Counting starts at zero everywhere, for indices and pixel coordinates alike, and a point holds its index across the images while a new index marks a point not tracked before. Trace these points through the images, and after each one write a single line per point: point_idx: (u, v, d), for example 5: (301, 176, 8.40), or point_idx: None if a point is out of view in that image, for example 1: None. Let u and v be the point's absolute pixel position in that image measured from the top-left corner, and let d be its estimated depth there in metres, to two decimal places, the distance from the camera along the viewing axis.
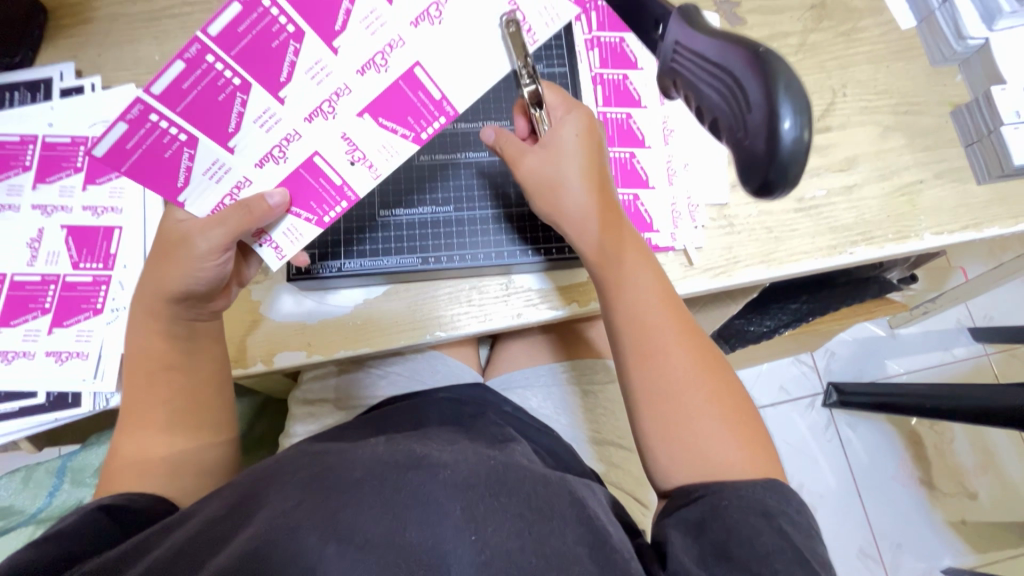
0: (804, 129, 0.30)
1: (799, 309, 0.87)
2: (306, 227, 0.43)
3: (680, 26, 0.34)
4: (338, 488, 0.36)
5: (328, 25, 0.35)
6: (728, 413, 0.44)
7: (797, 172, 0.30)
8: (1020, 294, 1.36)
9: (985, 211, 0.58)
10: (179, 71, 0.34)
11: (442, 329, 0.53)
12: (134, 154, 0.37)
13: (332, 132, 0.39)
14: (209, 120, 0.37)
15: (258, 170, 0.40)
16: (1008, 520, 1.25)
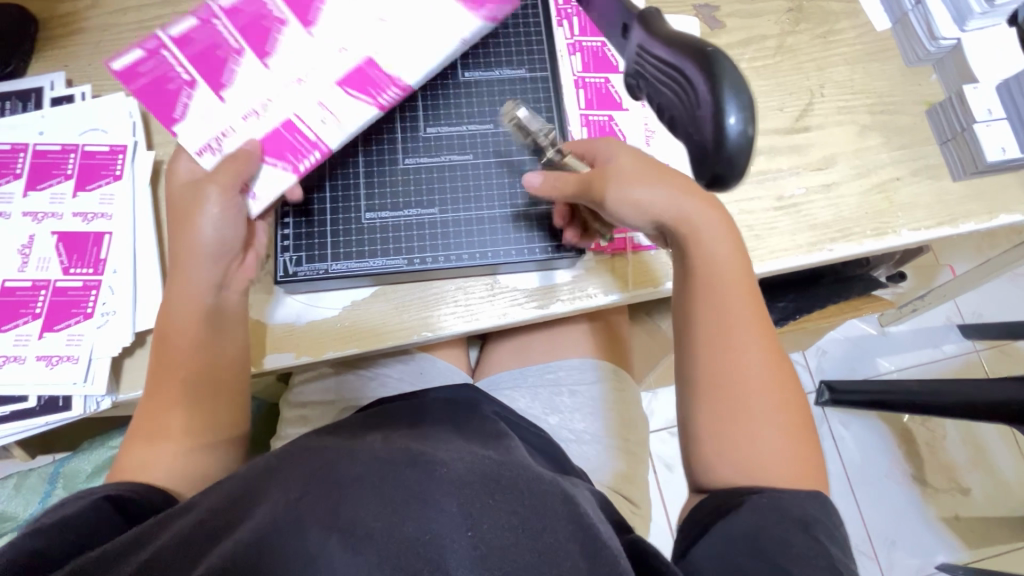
0: (749, 125, 0.33)
1: (786, 308, 0.88)
2: (281, 176, 0.48)
3: (640, 29, 0.37)
4: (340, 486, 0.37)
5: (303, 16, 0.49)
6: (789, 412, 0.45)
7: (742, 163, 0.33)
8: (1008, 291, 1.37)
9: (961, 207, 0.59)
10: (192, 24, 0.48)
11: (429, 329, 0.54)
12: (144, 78, 0.47)
13: (309, 96, 0.48)
14: (208, 70, 0.47)
15: (244, 121, 0.48)
16: (1001, 515, 1.26)
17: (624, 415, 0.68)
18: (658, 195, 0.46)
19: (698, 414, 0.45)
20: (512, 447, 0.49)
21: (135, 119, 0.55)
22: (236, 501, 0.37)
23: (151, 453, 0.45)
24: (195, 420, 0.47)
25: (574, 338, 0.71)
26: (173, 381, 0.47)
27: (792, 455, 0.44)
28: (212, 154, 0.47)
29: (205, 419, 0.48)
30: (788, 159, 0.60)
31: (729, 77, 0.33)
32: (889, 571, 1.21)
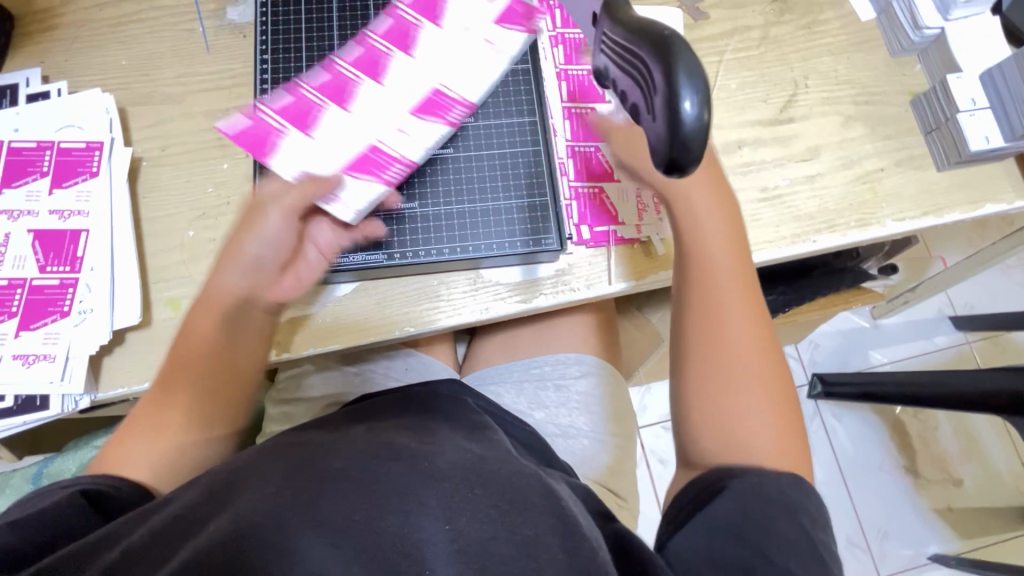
0: (705, 107, 0.31)
1: (775, 301, 0.88)
2: (369, 191, 0.51)
3: (605, 15, 0.37)
4: (317, 480, 0.37)
5: (376, 67, 0.53)
6: (777, 391, 0.45)
7: (700, 148, 0.31)
8: (1000, 282, 1.37)
9: (945, 197, 0.59)
10: (287, 97, 0.53)
11: (411, 324, 0.54)
12: (251, 137, 0.52)
13: (391, 126, 0.52)
14: (302, 119, 0.52)
15: (335, 152, 0.51)
16: (993, 505, 1.27)
17: (610, 409, 0.68)
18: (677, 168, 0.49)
19: (688, 398, 0.45)
20: (499, 438, 0.50)
21: (111, 115, 0.55)
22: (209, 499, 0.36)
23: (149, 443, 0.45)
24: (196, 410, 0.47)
25: (560, 332, 0.70)
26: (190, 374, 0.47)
27: (787, 442, 0.43)
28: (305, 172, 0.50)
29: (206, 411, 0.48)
30: (771, 151, 0.60)
31: (685, 56, 0.31)
32: (882, 562, 1.21)
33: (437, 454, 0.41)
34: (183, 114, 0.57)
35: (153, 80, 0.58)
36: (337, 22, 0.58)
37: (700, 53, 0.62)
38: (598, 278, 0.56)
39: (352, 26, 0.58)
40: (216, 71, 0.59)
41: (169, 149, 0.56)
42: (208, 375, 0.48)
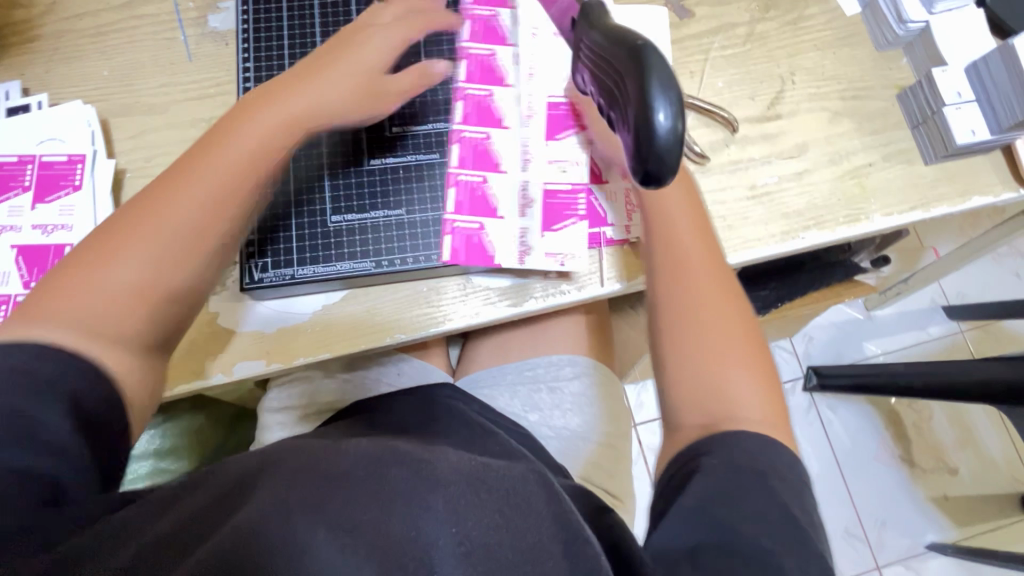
0: (678, 117, 0.31)
1: (768, 296, 0.88)
2: (577, 227, 0.55)
3: (591, 23, 0.37)
4: (325, 475, 0.35)
5: (493, 118, 0.57)
6: (755, 369, 0.46)
7: (675, 158, 0.31)
8: (992, 271, 1.38)
9: (933, 190, 0.59)
10: (450, 193, 0.55)
11: (401, 331, 0.53)
12: (462, 251, 0.54)
13: (542, 161, 0.56)
14: (482, 208, 0.55)
15: (523, 216, 0.55)
16: (988, 492, 1.28)
17: (604, 409, 0.68)
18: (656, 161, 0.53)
19: (671, 368, 0.47)
20: (501, 447, 0.52)
21: (93, 127, 0.54)
22: (221, 485, 0.35)
23: (153, 274, 0.41)
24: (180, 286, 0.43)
25: (553, 333, 0.70)
26: (189, 237, 0.43)
27: (763, 420, 0.44)
28: (526, 253, 0.54)
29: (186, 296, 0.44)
30: (760, 148, 0.60)
31: (660, 69, 0.31)
32: (879, 551, 1.23)
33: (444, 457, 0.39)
34: (166, 124, 0.57)
35: (135, 90, 0.57)
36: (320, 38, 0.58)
37: (686, 51, 0.62)
38: (590, 279, 0.56)
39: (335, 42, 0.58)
40: (199, 80, 0.58)
41: (153, 160, 0.56)
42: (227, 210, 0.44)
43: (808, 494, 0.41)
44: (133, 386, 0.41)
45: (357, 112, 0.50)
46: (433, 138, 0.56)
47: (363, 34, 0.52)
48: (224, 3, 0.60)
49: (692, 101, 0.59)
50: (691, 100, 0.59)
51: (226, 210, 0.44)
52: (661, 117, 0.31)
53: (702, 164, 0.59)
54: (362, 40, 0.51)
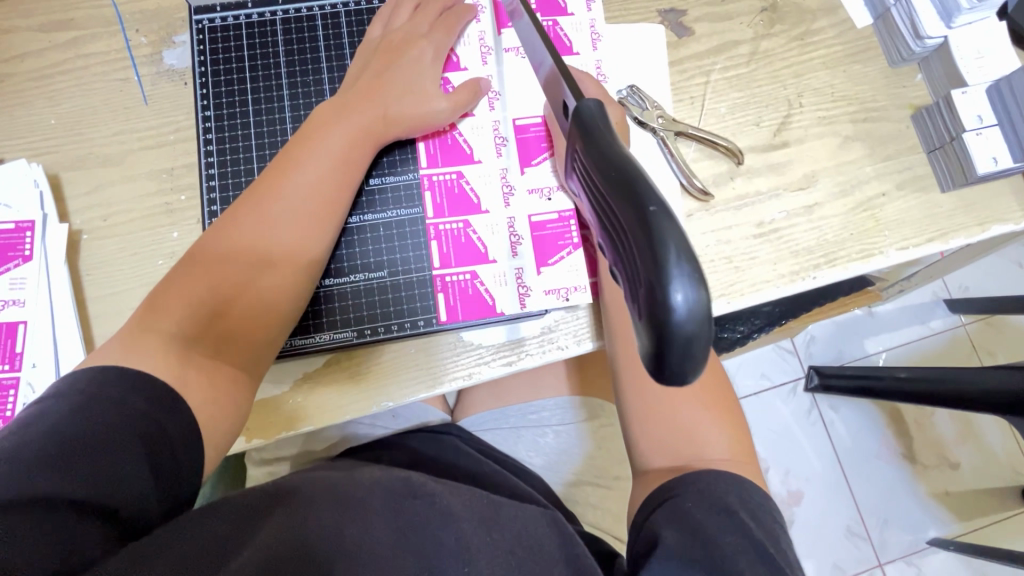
0: (704, 304, 0.22)
1: (772, 313, 0.84)
2: (575, 255, 0.51)
3: (577, 137, 0.28)
4: (348, 504, 0.39)
5: (462, 153, 0.52)
6: (719, 410, 0.48)
7: (702, 356, 0.22)
8: (1001, 264, 1.33)
9: (950, 220, 0.56)
10: (434, 244, 0.51)
11: (390, 399, 0.50)
12: (459, 304, 0.50)
13: (524, 193, 0.52)
14: (471, 255, 0.51)
15: (514, 257, 0.51)
16: (993, 488, 1.22)
17: (609, 453, 0.65)
18: None
19: (637, 417, 0.48)
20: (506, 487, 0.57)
21: (41, 189, 0.50)
22: (240, 514, 0.36)
23: (247, 280, 0.42)
24: (268, 320, 0.43)
25: (551, 373, 0.67)
26: (273, 273, 0.43)
27: (731, 458, 0.46)
28: (523, 295, 0.51)
29: (275, 328, 0.44)
30: (766, 180, 0.56)
31: (676, 237, 0.22)
32: (882, 551, 1.19)
33: (455, 494, 0.43)
34: (123, 177, 0.52)
35: (86, 141, 0.53)
36: (287, 76, 0.53)
37: (685, 74, 0.58)
38: (585, 333, 0.51)
39: (303, 84, 0.53)
40: (157, 125, 0.53)
41: (110, 218, 0.51)
42: (326, 220, 0.45)
43: (776, 526, 0.41)
44: (209, 418, 0.39)
45: (427, 114, 0.50)
46: (403, 191, 0.52)
47: (414, 46, 0.51)
48: (179, 37, 0.54)
49: (693, 131, 0.55)
50: (691, 130, 0.55)
51: (326, 219, 0.45)
52: (680, 302, 0.21)
53: (705, 202, 0.55)
54: (417, 54, 0.50)
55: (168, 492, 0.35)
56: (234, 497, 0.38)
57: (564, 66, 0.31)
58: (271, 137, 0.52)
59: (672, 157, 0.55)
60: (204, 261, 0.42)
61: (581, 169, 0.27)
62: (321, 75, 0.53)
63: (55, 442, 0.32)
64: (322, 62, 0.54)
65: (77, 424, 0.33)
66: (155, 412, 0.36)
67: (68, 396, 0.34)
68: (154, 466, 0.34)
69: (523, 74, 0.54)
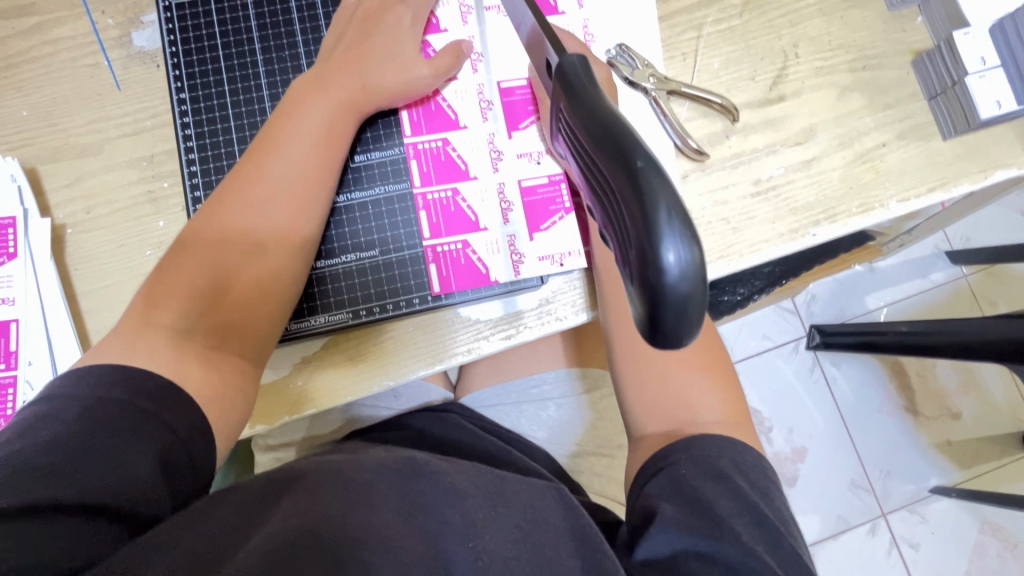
0: (699, 263, 0.21)
1: (772, 273, 0.83)
2: (567, 220, 0.50)
3: (561, 96, 0.26)
4: (349, 487, 0.39)
5: (448, 121, 0.51)
6: (713, 369, 0.48)
7: (699, 318, 0.22)
8: (1003, 212, 1.31)
9: (952, 168, 0.54)
10: (423, 215, 0.50)
11: (389, 377, 0.49)
12: (453, 276, 0.50)
13: (513, 159, 0.51)
14: (461, 225, 0.50)
15: (506, 225, 0.50)
16: (994, 435, 1.24)
17: (612, 421, 0.65)
18: None
19: (634, 386, 0.48)
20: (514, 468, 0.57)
21: (20, 183, 0.49)
22: (247, 503, 0.36)
23: (236, 268, 0.41)
24: (265, 305, 0.42)
25: (551, 346, 0.67)
26: (266, 258, 0.42)
27: (728, 419, 0.46)
28: (518, 263, 0.50)
29: (273, 314, 0.43)
30: (763, 137, 0.54)
31: (667, 194, 0.21)
32: (885, 501, 1.20)
33: (460, 471, 0.43)
34: (102, 167, 0.51)
35: (60, 131, 0.51)
36: (261, 52, 0.51)
37: (676, 29, 0.55)
38: (584, 301, 0.51)
39: (279, 60, 0.51)
40: (132, 112, 0.52)
41: (94, 210, 0.50)
42: (312, 202, 0.44)
43: (772, 489, 0.41)
44: (220, 413, 0.39)
45: (411, 83, 0.48)
46: (389, 166, 0.50)
47: (392, 12, 0.49)
48: (147, 16, 0.52)
49: (686, 89, 0.53)
50: (685, 88, 0.53)
51: (311, 199, 0.44)
52: (673, 264, 0.20)
53: (701, 162, 0.53)
54: (395, 20, 0.49)
55: (174, 487, 0.35)
56: (244, 485, 0.38)
57: (547, 24, 0.30)
58: (249, 117, 0.51)
59: (666, 118, 0.53)
60: (188, 250, 0.41)
61: (568, 128, 0.26)
62: (298, 49, 0.51)
63: (61, 446, 0.32)
64: (297, 34, 0.52)
65: (80, 428, 0.33)
66: (161, 409, 0.35)
67: (72, 398, 0.34)
68: (160, 463, 0.34)
69: (506, 33, 0.51)
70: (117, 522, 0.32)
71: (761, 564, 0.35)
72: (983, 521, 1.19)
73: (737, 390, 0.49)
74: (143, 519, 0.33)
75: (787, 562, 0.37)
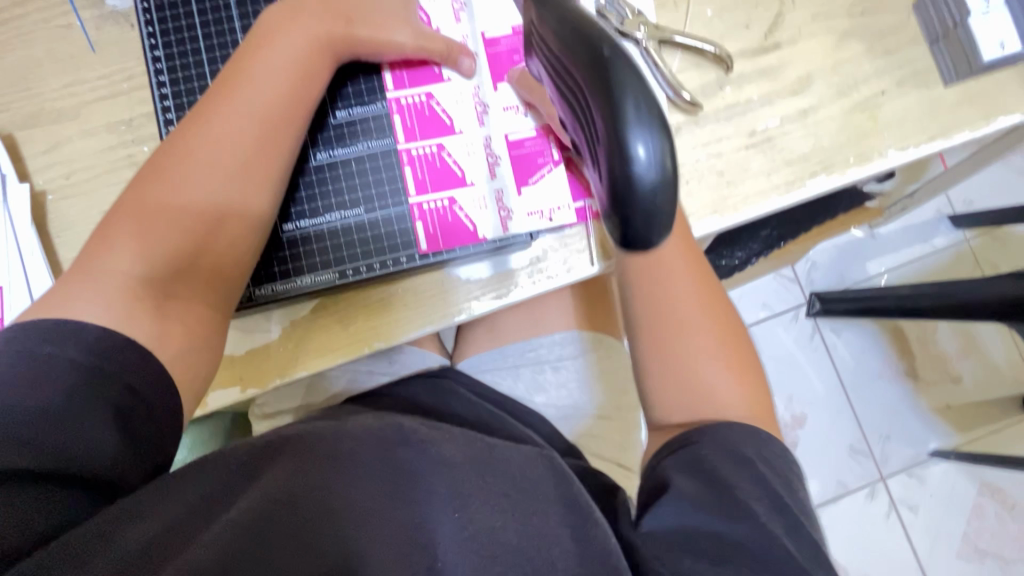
0: (661, 155, 0.31)
1: (770, 236, 0.81)
2: (554, 173, 0.49)
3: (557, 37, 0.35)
4: (327, 456, 0.38)
5: (432, 74, 0.49)
6: (740, 368, 0.45)
7: (666, 197, 0.31)
8: (1007, 174, 1.29)
9: (953, 115, 0.53)
10: (408, 171, 0.49)
11: (381, 339, 0.49)
12: (439, 233, 0.49)
13: (499, 111, 0.49)
14: (447, 180, 0.49)
15: (492, 180, 0.49)
16: (994, 397, 1.23)
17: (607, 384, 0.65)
18: None
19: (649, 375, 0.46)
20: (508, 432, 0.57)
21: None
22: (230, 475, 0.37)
23: (200, 207, 0.41)
24: (230, 250, 0.42)
25: (547, 309, 0.67)
26: (229, 214, 0.42)
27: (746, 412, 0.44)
28: (507, 218, 0.49)
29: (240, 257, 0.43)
30: (758, 87, 0.53)
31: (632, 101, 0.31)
32: (884, 464, 1.21)
33: (448, 438, 0.43)
34: (80, 131, 0.50)
35: (34, 95, 0.50)
36: (238, 7, 0.50)
37: None
38: (577, 259, 0.50)
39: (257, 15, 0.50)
40: (107, 74, 0.50)
41: (74, 175, 0.49)
42: (278, 146, 0.43)
43: (796, 483, 0.40)
44: (186, 369, 0.39)
45: (388, 35, 0.46)
46: (372, 121, 0.49)
47: None
48: None
49: (678, 38, 0.51)
50: (677, 37, 0.51)
51: (279, 142, 0.43)
52: (642, 153, 0.30)
53: (693, 113, 0.52)
54: None
55: (141, 455, 0.35)
56: (228, 450, 0.39)
57: None
58: None
59: (657, 69, 0.51)
60: (148, 186, 0.40)
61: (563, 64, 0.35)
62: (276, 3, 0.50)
63: (26, 414, 0.32)
64: None
65: (38, 390, 0.32)
66: (122, 372, 0.35)
67: (26, 358, 0.33)
68: (124, 430, 0.34)
69: None
70: (86, 490, 0.33)
71: (781, 551, 0.35)
72: (982, 483, 1.20)
73: (764, 394, 0.46)
74: (115, 484, 0.34)
75: (807, 549, 0.36)
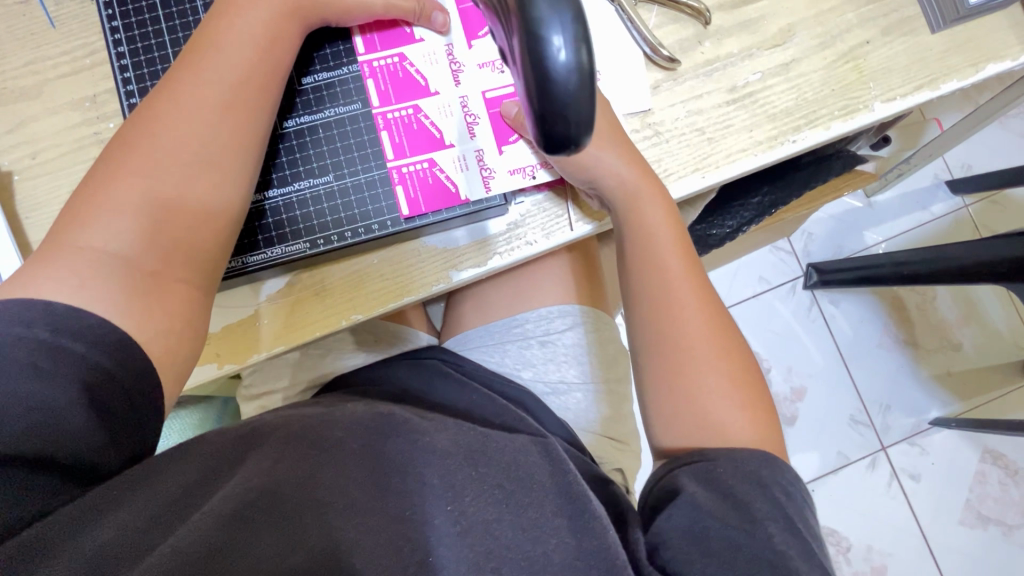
0: (580, 49, 0.27)
1: (762, 202, 0.79)
2: None
3: None
4: (318, 447, 0.38)
5: (402, 34, 0.48)
6: (756, 413, 0.43)
7: (584, 103, 0.28)
8: (1005, 136, 1.27)
9: (941, 63, 0.51)
10: (384, 135, 0.48)
11: (358, 312, 0.48)
12: (421, 196, 0.48)
13: (474, 69, 0.48)
14: (424, 142, 0.48)
15: (472, 139, 0.48)
16: (995, 364, 1.22)
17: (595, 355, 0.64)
18: (615, 167, 0.46)
19: (652, 398, 0.45)
20: (497, 412, 0.56)
21: None
22: (211, 466, 0.36)
23: (172, 176, 0.39)
24: (210, 227, 0.40)
25: (533, 283, 0.66)
26: (200, 178, 0.40)
27: (753, 437, 0.42)
28: (489, 177, 0.48)
29: (220, 233, 0.41)
30: (738, 41, 0.51)
31: None
32: (885, 435, 1.20)
33: (438, 430, 0.43)
34: (44, 110, 0.49)
35: None
36: None
37: None
38: (557, 227, 0.50)
39: None
40: (69, 50, 0.49)
41: (40, 155, 0.48)
42: (252, 114, 0.42)
43: (806, 507, 0.39)
44: (167, 350, 0.38)
45: None
46: (343, 86, 0.48)
47: None
48: None
49: None
50: None
51: (253, 110, 0.42)
52: (555, 47, 0.27)
53: (672, 70, 0.51)
54: None
55: (122, 440, 0.34)
56: (211, 440, 0.39)
57: None
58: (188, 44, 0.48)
59: (632, 24, 0.50)
60: (117, 157, 0.39)
61: None
62: None
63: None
64: None
65: None
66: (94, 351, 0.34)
67: None
68: (102, 415, 0.33)
69: None
70: (62, 475, 0.32)
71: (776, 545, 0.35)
72: (984, 450, 1.19)
73: (779, 445, 0.43)
74: (92, 470, 0.33)
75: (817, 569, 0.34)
